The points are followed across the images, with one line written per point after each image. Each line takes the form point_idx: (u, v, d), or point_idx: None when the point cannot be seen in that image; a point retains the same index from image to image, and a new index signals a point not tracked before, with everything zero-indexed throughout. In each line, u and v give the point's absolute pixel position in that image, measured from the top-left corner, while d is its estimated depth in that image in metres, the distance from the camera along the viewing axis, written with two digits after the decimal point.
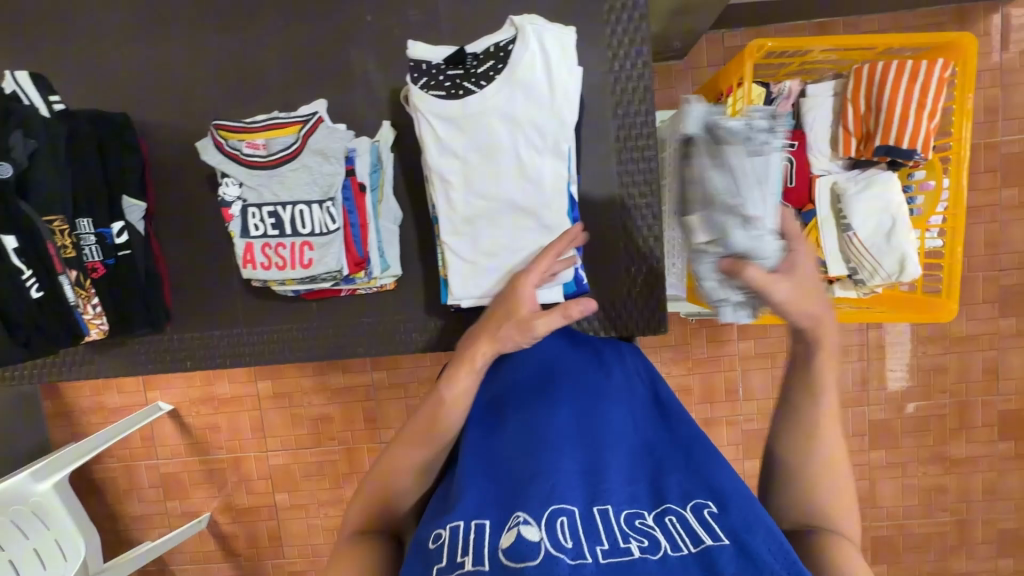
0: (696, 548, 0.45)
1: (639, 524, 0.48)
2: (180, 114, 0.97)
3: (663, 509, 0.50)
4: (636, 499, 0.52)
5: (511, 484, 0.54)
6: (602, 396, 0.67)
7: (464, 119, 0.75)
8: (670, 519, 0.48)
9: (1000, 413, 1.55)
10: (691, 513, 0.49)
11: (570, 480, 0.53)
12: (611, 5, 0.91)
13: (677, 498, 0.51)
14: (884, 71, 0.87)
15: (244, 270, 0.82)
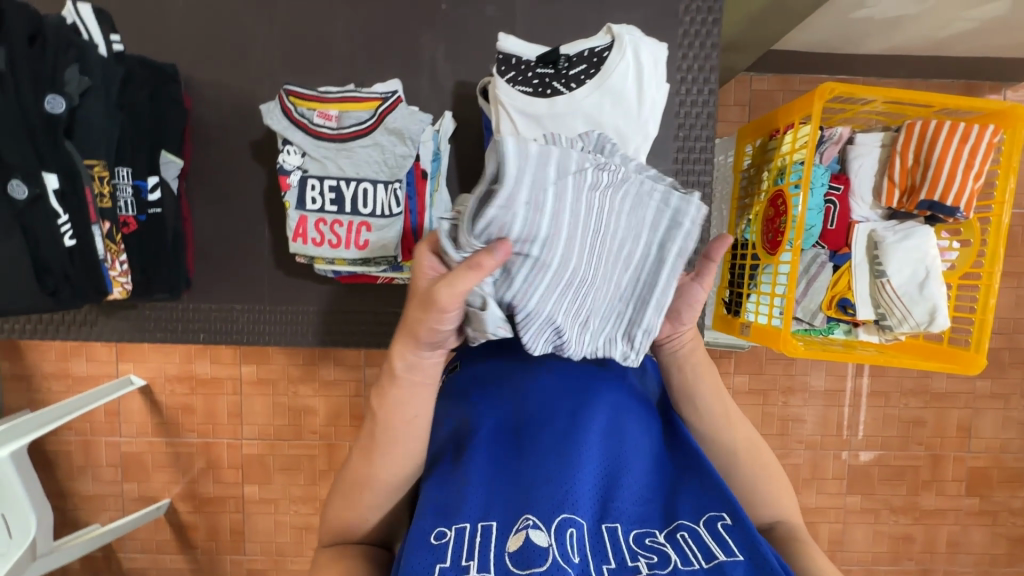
0: (708, 563, 0.46)
1: (650, 542, 0.50)
2: (237, 75, 0.94)
3: (675, 525, 0.52)
4: (647, 516, 0.53)
5: (518, 487, 0.55)
6: (618, 396, 0.65)
7: (548, 117, 0.74)
8: (682, 535, 0.50)
9: (969, 469, 1.62)
10: (704, 528, 0.51)
11: (583, 491, 0.53)
12: (686, 31, 0.93)
13: (689, 515, 0.52)
14: (936, 130, 0.92)
15: (292, 244, 0.78)
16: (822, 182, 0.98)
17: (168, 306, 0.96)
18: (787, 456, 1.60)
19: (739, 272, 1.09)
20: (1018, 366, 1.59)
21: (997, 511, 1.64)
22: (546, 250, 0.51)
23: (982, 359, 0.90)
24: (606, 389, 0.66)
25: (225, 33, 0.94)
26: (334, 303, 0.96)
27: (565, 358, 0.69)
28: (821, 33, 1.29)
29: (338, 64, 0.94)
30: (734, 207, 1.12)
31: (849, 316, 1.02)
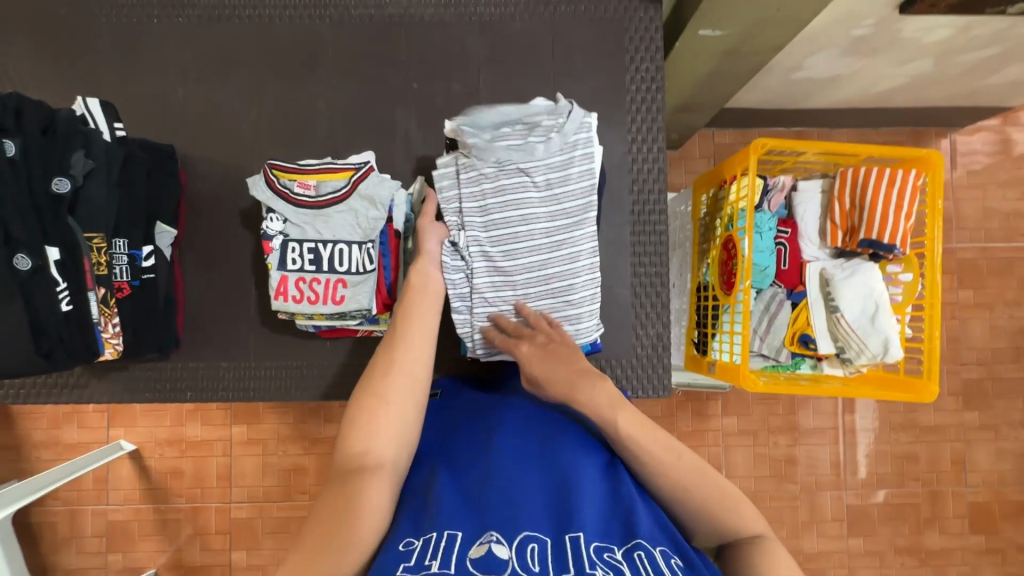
0: None
1: (608, 556, 0.50)
2: (230, 151, 1.04)
3: (633, 544, 0.52)
4: (607, 534, 0.54)
5: (484, 505, 0.57)
6: (570, 431, 0.69)
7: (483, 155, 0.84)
8: (639, 554, 0.50)
9: (968, 505, 1.60)
10: (659, 554, 0.50)
11: (543, 518, 0.55)
12: (633, 97, 1.04)
13: (648, 537, 0.53)
14: (866, 175, 1.00)
15: (274, 302, 0.84)
16: (770, 226, 1.06)
17: (158, 367, 1.01)
18: (781, 497, 1.59)
19: (704, 313, 1.14)
20: (1002, 397, 1.61)
21: (1004, 548, 1.61)
22: (503, 189, 0.83)
23: (933, 387, 0.94)
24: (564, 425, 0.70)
25: (220, 115, 1.04)
26: (317, 358, 1.01)
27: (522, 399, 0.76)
28: (768, 93, 1.42)
29: (322, 138, 1.04)
30: (696, 251, 1.19)
31: (811, 350, 1.07)
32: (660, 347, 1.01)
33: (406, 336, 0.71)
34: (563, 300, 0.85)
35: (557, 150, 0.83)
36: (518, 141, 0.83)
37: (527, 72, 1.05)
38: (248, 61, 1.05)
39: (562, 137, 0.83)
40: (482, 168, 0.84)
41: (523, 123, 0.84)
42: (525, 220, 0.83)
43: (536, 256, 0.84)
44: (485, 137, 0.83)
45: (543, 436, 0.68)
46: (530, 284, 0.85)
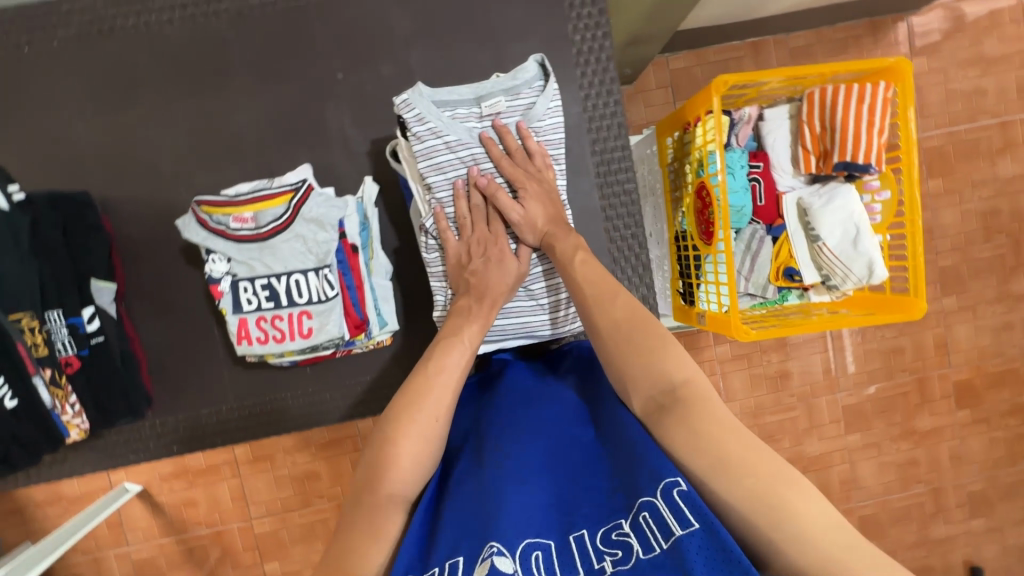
0: (667, 543, 0.48)
1: (616, 536, 0.51)
2: (153, 185, 0.94)
3: (637, 504, 0.51)
4: (612, 505, 0.53)
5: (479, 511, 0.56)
6: (560, 398, 0.68)
7: (455, 150, 0.79)
8: (644, 517, 0.50)
9: (954, 384, 1.68)
10: (663, 501, 0.50)
11: (542, 504, 0.55)
12: (579, 49, 0.95)
13: (650, 486, 0.51)
14: (833, 95, 0.95)
15: (238, 347, 0.78)
16: (742, 164, 1.02)
17: (135, 427, 0.96)
18: (781, 411, 1.64)
19: (687, 263, 1.11)
20: (977, 277, 1.64)
21: (989, 417, 1.70)
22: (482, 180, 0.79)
23: (922, 304, 0.92)
24: (551, 396, 0.69)
25: (132, 146, 0.93)
26: (300, 388, 0.97)
27: (511, 383, 0.74)
28: (719, 11, 1.32)
29: (253, 152, 0.94)
30: (669, 200, 1.14)
31: (797, 283, 1.06)
32: (649, 309, 0.99)
33: (442, 377, 0.69)
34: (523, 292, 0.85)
35: (527, 134, 0.80)
36: (478, 126, 0.80)
37: (457, 40, 0.94)
38: (150, 80, 0.93)
39: (533, 118, 0.80)
40: (456, 166, 0.80)
41: (481, 104, 0.80)
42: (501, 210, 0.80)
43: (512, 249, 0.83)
44: (444, 116, 0.77)
45: (528, 413, 0.66)
46: None
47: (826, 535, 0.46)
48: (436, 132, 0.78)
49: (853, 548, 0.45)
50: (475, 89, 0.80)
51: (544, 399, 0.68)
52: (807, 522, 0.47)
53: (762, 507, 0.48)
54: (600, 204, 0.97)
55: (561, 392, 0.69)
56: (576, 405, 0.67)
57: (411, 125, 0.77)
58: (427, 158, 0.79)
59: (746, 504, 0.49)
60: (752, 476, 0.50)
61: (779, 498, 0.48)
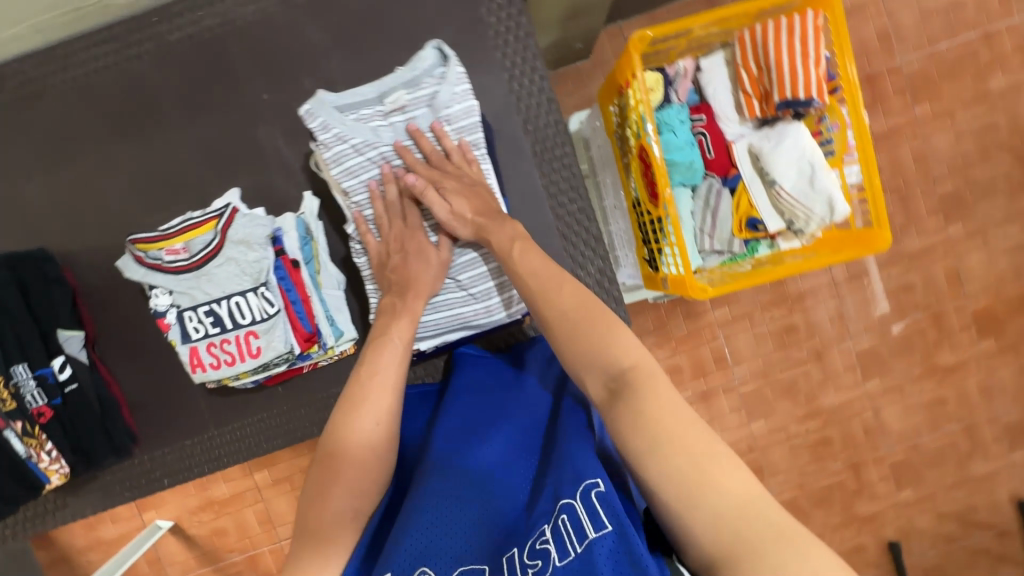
0: (581, 547, 0.52)
1: (539, 543, 0.55)
2: (106, 232, 0.97)
3: (560, 507, 0.56)
4: (538, 515, 0.58)
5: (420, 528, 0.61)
6: (508, 414, 0.73)
7: (363, 152, 0.80)
8: (564, 520, 0.55)
9: (972, 313, 1.52)
10: (581, 507, 0.54)
11: (475, 519, 0.60)
12: (495, 29, 0.94)
13: (571, 494, 0.56)
14: (763, 33, 0.92)
15: (194, 375, 0.80)
16: (682, 119, 0.98)
17: (127, 466, 0.99)
18: (793, 365, 1.51)
19: (646, 228, 1.08)
20: (984, 200, 1.49)
21: (1016, 343, 1.54)
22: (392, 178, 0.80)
23: (885, 234, 0.89)
24: (500, 413, 0.74)
25: (83, 196, 0.96)
26: (274, 407, 0.98)
27: (464, 396, 0.78)
28: None
29: (195, 184, 0.96)
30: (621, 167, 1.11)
31: (763, 232, 1.02)
32: (607, 282, 0.97)
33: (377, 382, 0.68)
34: (454, 282, 0.85)
35: (431, 125, 0.80)
36: (383, 123, 0.81)
37: (373, 41, 0.94)
38: (89, 130, 0.96)
39: (434, 108, 0.80)
40: (366, 167, 0.81)
41: (384, 101, 0.81)
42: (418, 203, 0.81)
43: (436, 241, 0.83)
44: (346, 120, 0.79)
45: (477, 432, 0.71)
46: None
47: (746, 516, 0.47)
48: (342, 137, 0.79)
49: (767, 524, 0.46)
50: (375, 87, 0.81)
51: (493, 417, 0.73)
52: (725, 501, 0.48)
53: (688, 488, 0.49)
54: (541, 182, 0.96)
55: (509, 407, 0.74)
56: (523, 420, 0.72)
57: (317, 134, 0.79)
58: (337, 163, 0.80)
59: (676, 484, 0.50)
60: (683, 455, 0.50)
61: (703, 484, 0.49)
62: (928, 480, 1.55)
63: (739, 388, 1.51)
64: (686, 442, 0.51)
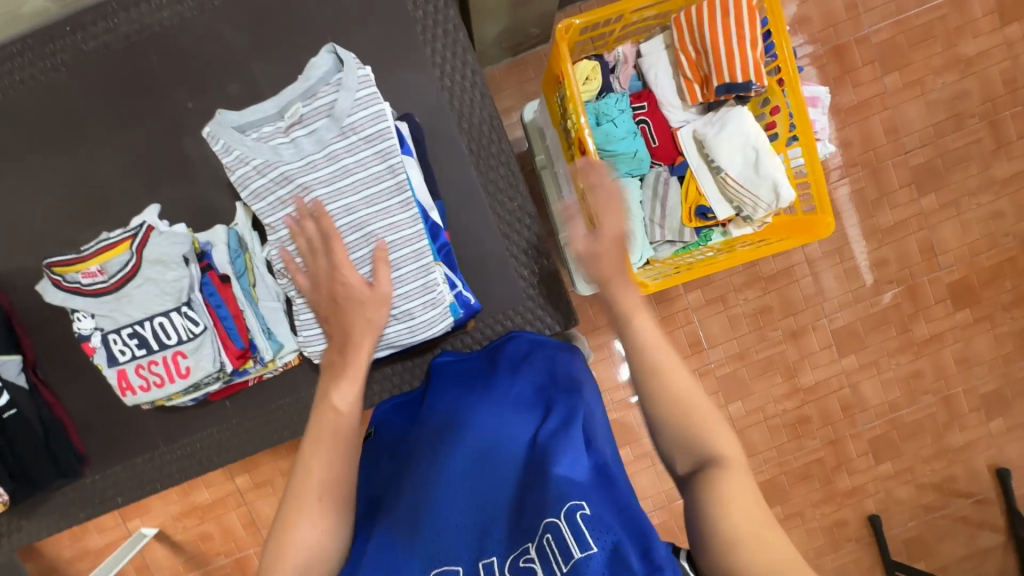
0: (565, 566, 0.51)
1: (522, 562, 0.54)
2: (38, 252, 0.94)
3: (543, 525, 0.55)
4: (521, 531, 0.57)
5: (404, 546, 0.60)
6: (489, 416, 0.70)
7: (265, 171, 0.76)
8: (548, 537, 0.54)
9: (948, 286, 1.40)
10: (565, 523, 0.54)
11: (460, 535, 0.59)
12: (422, 24, 0.90)
13: (555, 509, 0.55)
14: (699, 14, 0.88)
15: (125, 398, 0.78)
16: (621, 108, 0.95)
17: (78, 487, 0.98)
18: (769, 346, 1.40)
19: None
20: (955, 168, 1.37)
21: (992, 313, 1.42)
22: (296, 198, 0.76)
23: (828, 220, 0.86)
24: (480, 412, 0.71)
25: (11, 215, 0.94)
26: (223, 421, 0.97)
27: (443, 398, 0.76)
28: None
29: (125, 199, 0.93)
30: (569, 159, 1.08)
31: (712, 221, 1.00)
32: (552, 280, 0.95)
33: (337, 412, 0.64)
34: None
35: (333, 136, 0.76)
36: (285, 140, 0.76)
37: (298, 40, 0.91)
38: (13, 148, 0.93)
39: (334, 118, 0.75)
40: (267, 188, 0.77)
41: (284, 116, 0.76)
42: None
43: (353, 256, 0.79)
44: (247, 140, 0.75)
45: (458, 436, 0.69)
46: None
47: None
48: (246, 159, 0.76)
49: None
50: (274, 103, 0.77)
51: (474, 417, 0.71)
52: (755, 569, 0.49)
53: (726, 542, 0.51)
54: (480, 181, 0.93)
55: (491, 408, 0.71)
56: (508, 424, 0.69)
57: (220, 157, 0.76)
58: (245, 186, 0.77)
59: (720, 538, 0.51)
60: (737, 517, 0.52)
61: (741, 542, 0.50)
62: (905, 453, 1.44)
63: (715, 372, 1.41)
64: (745, 505, 0.53)
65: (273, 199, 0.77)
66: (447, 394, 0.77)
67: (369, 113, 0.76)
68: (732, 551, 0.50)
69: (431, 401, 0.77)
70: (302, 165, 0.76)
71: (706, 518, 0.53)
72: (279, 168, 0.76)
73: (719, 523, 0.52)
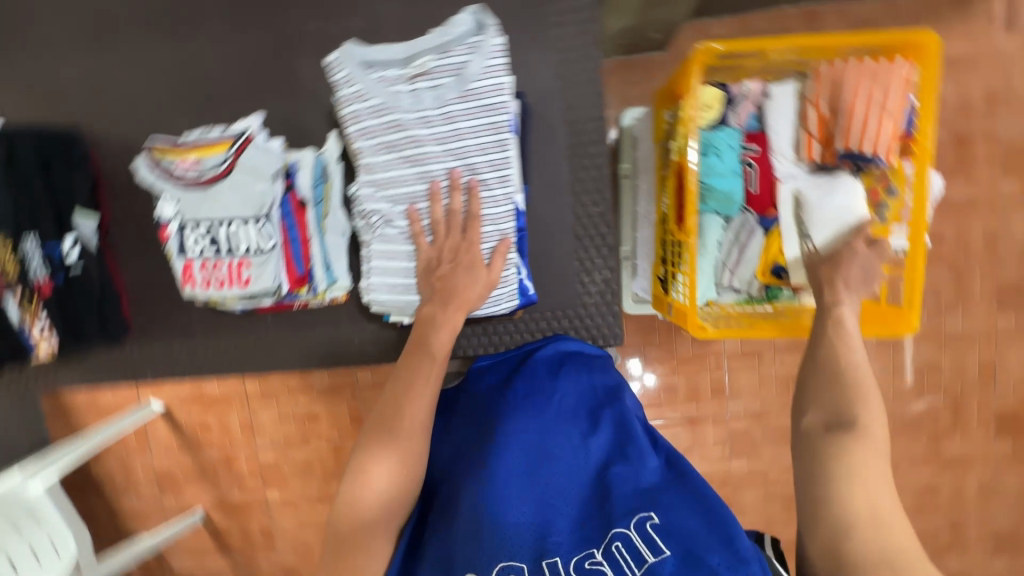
0: (640, 570, 0.53)
1: (590, 564, 0.55)
2: (135, 126, 0.97)
3: (610, 535, 0.57)
4: (587, 537, 0.58)
5: (463, 537, 0.59)
6: (540, 419, 0.70)
7: (378, 113, 0.76)
8: (618, 545, 0.55)
9: (997, 413, 1.31)
10: (636, 533, 0.56)
11: (522, 529, 0.59)
12: (557, 6, 0.88)
13: (623, 522, 0.57)
14: (844, 73, 0.85)
15: (184, 289, 0.83)
16: (731, 144, 0.92)
17: (110, 354, 1.02)
18: None
19: (668, 248, 1.02)
20: None
21: None
22: (401, 146, 0.77)
23: (913, 319, 0.82)
24: (531, 410, 0.71)
25: (120, 84, 0.96)
26: (261, 332, 1.00)
27: (492, 397, 0.77)
28: None
29: (228, 98, 0.95)
30: (658, 178, 1.05)
31: (785, 282, 0.95)
32: (610, 295, 0.93)
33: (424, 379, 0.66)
34: None
35: (452, 97, 0.75)
36: (406, 88, 0.76)
37: None
38: (138, 20, 0.95)
39: (460, 79, 0.74)
40: (375, 129, 0.77)
41: (411, 65, 0.76)
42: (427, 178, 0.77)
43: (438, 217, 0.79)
44: (369, 79, 0.76)
45: (511, 432, 0.69)
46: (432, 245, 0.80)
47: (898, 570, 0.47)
48: (363, 97, 0.77)
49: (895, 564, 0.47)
50: (404, 48, 0.76)
51: (525, 414, 0.71)
52: (870, 543, 0.49)
53: (837, 521, 0.51)
54: (568, 178, 0.92)
55: (540, 408, 0.72)
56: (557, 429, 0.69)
57: (339, 87, 0.78)
58: (354, 123, 0.78)
59: (836, 511, 0.51)
60: (856, 502, 0.51)
61: (856, 527, 0.50)
62: None
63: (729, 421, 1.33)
64: (878, 485, 0.52)
65: (376, 142, 0.77)
66: (495, 390, 0.78)
67: (495, 84, 0.74)
68: (846, 524, 0.51)
69: (478, 400, 0.78)
70: (416, 116, 0.76)
71: (824, 497, 0.53)
72: (393, 113, 0.76)
73: (835, 496, 0.52)
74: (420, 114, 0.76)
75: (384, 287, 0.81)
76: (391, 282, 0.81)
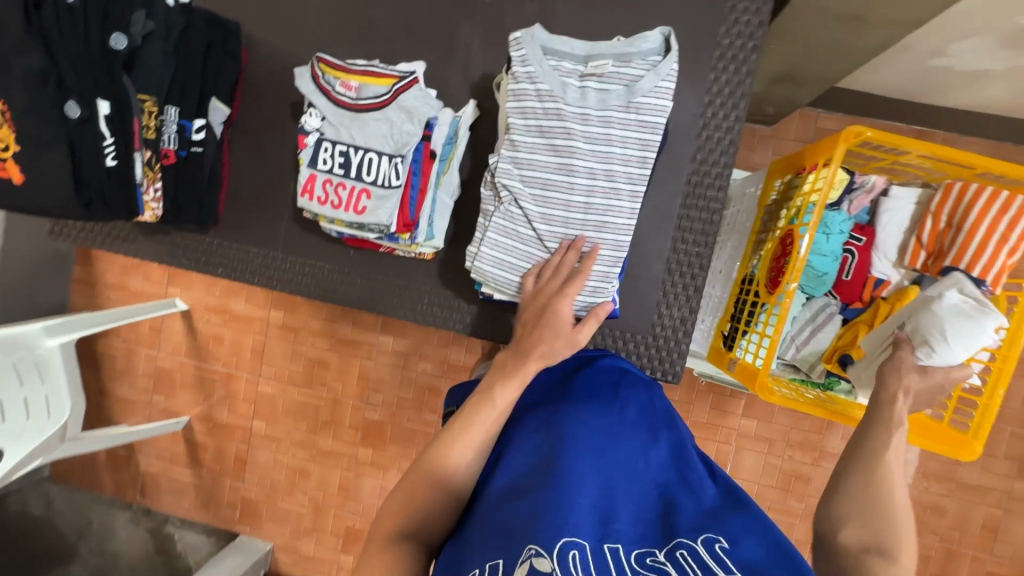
0: None
1: (651, 560, 0.51)
2: (292, 40, 1.02)
3: (674, 543, 0.53)
4: (646, 538, 0.55)
5: (522, 515, 0.56)
6: (600, 422, 0.71)
7: (543, 97, 0.79)
8: (681, 553, 0.52)
9: (987, 574, 1.29)
10: (702, 546, 0.52)
11: (582, 512, 0.56)
12: (721, 53, 0.92)
13: (688, 534, 0.54)
14: (974, 195, 0.85)
15: (300, 198, 0.86)
16: (841, 229, 0.94)
17: (197, 239, 1.06)
18: (783, 510, 1.37)
19: (742, 308, 1.05)
20: None
21: None
22: (555, 135, 0.80)
23: (977, 448, 0.82)
24: (593, 414, 0.72)
25: None
26: (338, 264, 1.02)
27: (550, 395, 0.77)
28: (894, 78, 1.15)
29: (384, 41, 0.99)
30: (751, 241, 1.08)
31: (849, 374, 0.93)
32: (681, 334, 0.95)
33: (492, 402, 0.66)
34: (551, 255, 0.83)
35: (616, 104, 0.78)
36: (575, 82, 0.79)
37: (608, 6, 0.94)
38: None
39: (629, 90, 0.78)
40: (534, 112, 0.80)
41: (587, 64, 0.80)
42: (565, 170, 0.80)
43: (563, 209, 0.81)
44: (546, 64, 0.79)
45: (572, 428, 0.69)
46: (547, 235, 0.82)
47: None
48: (533, 78, 0.80)
49: None
50: (586, 47, 0.80)
51: (587, 416, 0.71)
52: None
53: None
54: (679, 213, 0.94)
55: (600, 414, 0.72)
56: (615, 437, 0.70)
57: (514, 64, 0.80)
58: (516, 100, 0.81)
59: None
60: None
61: None
62: None
63: None
64: None
65: (529, 122, 0.80)
66: (554, 391, 0.78)
67: (657, 104, 0.78)
68: None
69: (535, 396, 0.78)
70: (579, 112, 0.79)
71: None
72: (556, 101, 0.79)
73: None
74: (581, 110, 0.79)
75: (490, 261, 0.84)
76: (498, 256, 0.84)
